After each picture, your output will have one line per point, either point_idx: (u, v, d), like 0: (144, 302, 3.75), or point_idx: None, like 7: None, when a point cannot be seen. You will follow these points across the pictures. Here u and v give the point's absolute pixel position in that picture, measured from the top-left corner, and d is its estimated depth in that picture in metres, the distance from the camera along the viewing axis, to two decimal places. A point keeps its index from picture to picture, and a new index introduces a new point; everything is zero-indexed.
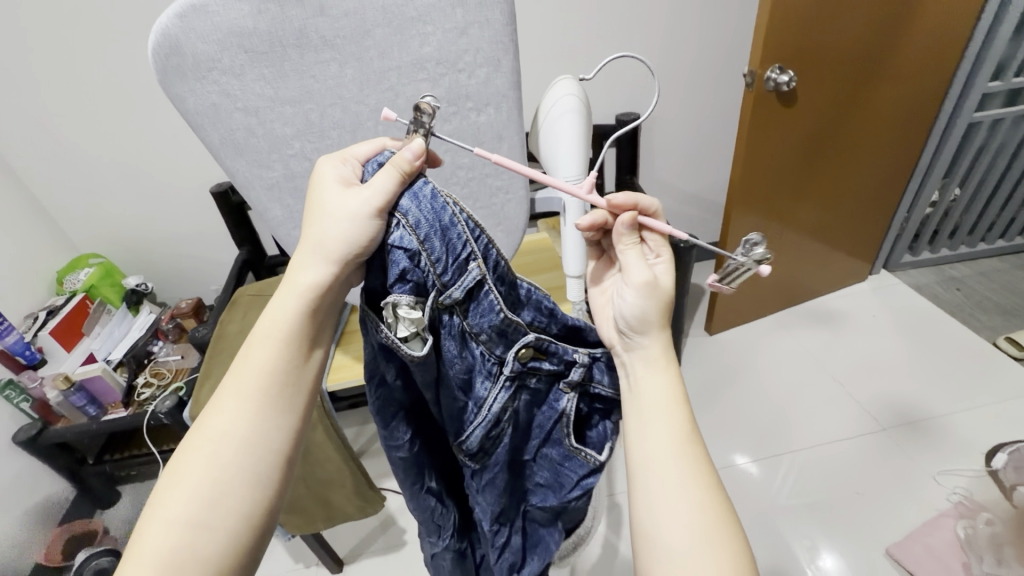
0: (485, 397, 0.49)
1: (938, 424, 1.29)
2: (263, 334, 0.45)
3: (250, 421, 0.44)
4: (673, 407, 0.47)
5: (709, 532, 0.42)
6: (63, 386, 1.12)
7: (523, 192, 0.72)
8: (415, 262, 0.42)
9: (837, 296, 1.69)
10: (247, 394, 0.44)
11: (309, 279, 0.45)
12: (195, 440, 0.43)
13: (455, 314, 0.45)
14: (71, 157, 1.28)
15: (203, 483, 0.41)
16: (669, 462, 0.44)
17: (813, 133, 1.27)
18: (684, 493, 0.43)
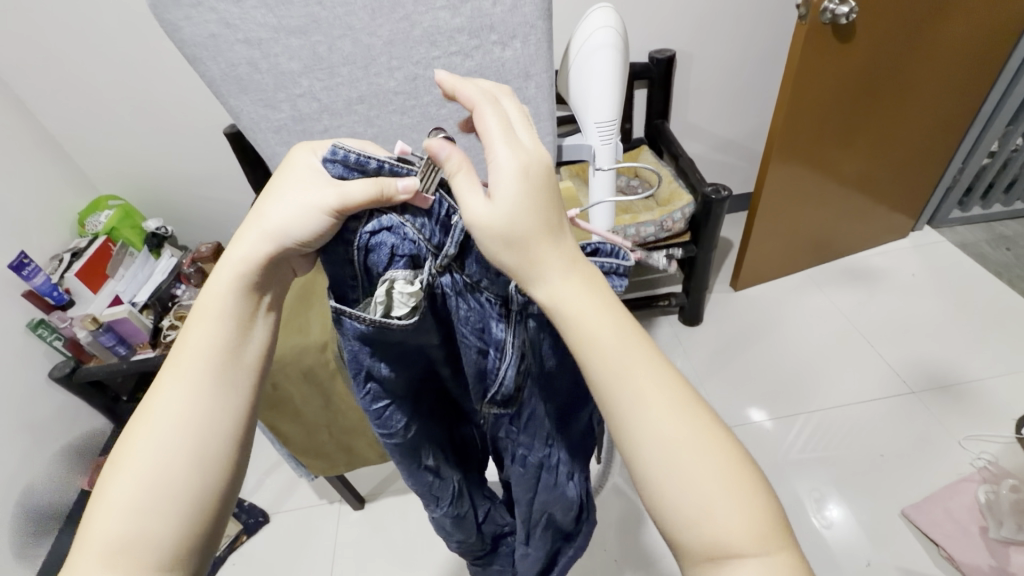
0: (505, 338, 0.42)
1: (969, 387, 1.25)
2: (210, 309, 0.41)
3: (207, 398, 0.38)
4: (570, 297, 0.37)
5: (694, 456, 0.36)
6: (92, 326, 1.15)
7: (551, 137, 0.66)
8: (399, 235, 0.38)
9: (875, 253, 1.60)
10: (198, 368, 0.39)
11: (245, 253, 0.41)
12: (143, 425, 0.37)
13: (454, 271, 0.41)
14: (82, 95, 1.24)
15: (147, 465, 0.36)
16: (626, 371, 0.37)
17: (869, 72, 1.15)
18: (654, 405, 0.36)
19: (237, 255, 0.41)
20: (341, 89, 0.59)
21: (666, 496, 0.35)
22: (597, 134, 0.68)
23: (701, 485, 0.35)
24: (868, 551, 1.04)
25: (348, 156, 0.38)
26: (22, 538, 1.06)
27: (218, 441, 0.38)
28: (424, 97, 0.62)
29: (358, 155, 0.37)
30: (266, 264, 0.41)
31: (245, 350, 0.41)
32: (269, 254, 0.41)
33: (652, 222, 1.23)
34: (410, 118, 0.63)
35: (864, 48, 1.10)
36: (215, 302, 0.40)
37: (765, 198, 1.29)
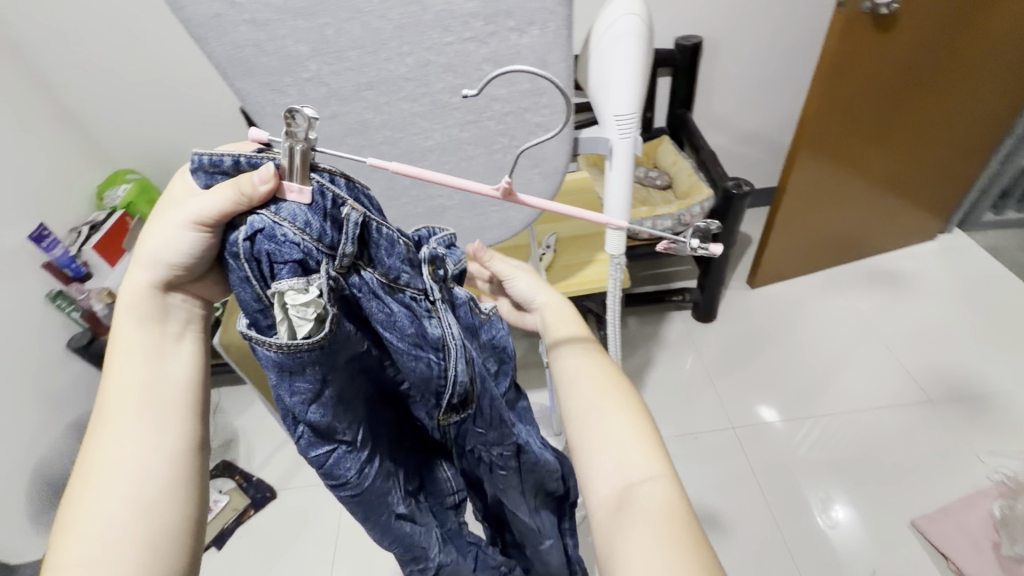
0: (441, 336, 0.43)
1: (993, 400, 1.21)
2: (125, 351, 0.40)
3: (143, 442, 0.38)
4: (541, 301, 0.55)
5: (606, 397, 0.47)
6: (108, 299, 1.21)
7: (564, 129, 0.57)
8: (275, 240, 0.36)
9: (900, 255, 1.55)
10: (125, 411, 0.38)
11: (148, 292, 0.40)
12: (85, 476, 0.37)
13: (363, 268, 0.40)
14: (102, 68, 1.24)
15: (87, 518, 0.35)
16: (578, 375, 0.49)
17: (908, 67, 1.10)
18: (597, 397, 0.48)
19: (136, 293, 0.40)
20: (349, 74, 0.53)
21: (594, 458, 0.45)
22: (616, 127, 0.63)
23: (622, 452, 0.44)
24: (874, 558, 1.02)
25: (206, 159, 0.37)
26: (39, 499, 1.10)
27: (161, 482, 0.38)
28: (435, 85, 0.54)
29: (213, 154, 0.37)
30: (161, 294, 0.41)
31: (173, 385, 0.40)
32: (167, 281, 0.41)
33: (671, 216, 1.19)
34: (421, 105, 0.56)
35: (905, 39, 1.04)
36: (130, 341, 0.40)
37: (790, 194, 1.25)
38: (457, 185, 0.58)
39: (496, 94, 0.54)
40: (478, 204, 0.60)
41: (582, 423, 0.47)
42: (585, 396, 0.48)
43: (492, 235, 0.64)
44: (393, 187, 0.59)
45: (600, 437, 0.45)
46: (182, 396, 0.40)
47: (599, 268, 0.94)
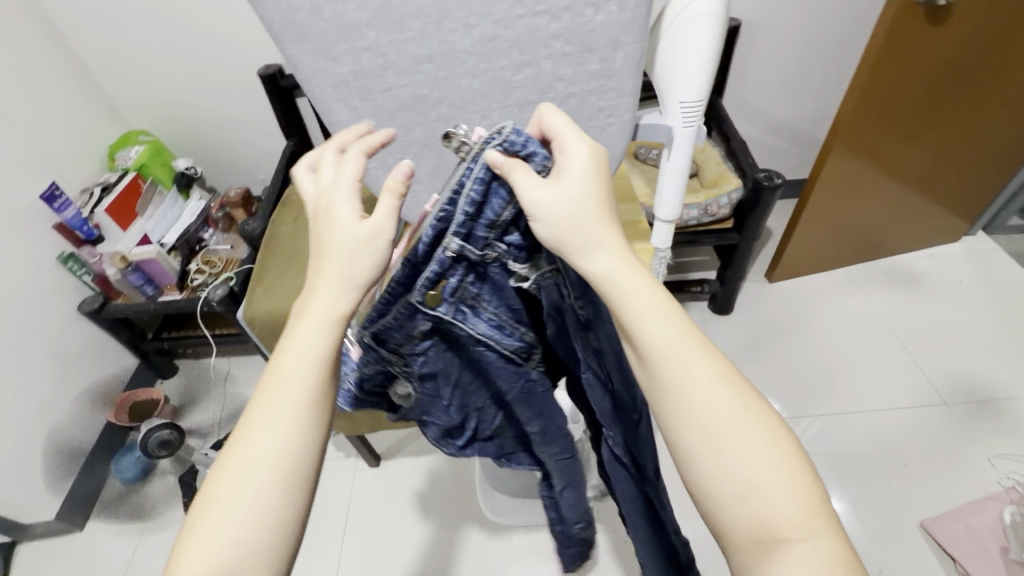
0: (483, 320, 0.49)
1: (1008, 406, 1.20)
2: (297, 359, 0.40)
3: (282, 447, 0.39)
4: (594, 249, 0.40)
5: (687, 354, 0.39)
6: (121, 265, 1.17)
7: (629, 116, 0.55)
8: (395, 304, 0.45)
9: (922, 255, 1.53)
10: (278, 416, 0.39)
11: (330, 310, 0.41)
12: (237, 468, 0.38)
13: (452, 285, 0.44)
14: (114, 22, 1.18)
15: (239, 507, 0.38)
16: (681, 358, 0.39)
17: (956, 61, 1.05)
18: (704, 380, 0.39)
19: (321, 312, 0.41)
20: (409, 45, 0.49)
21: (713, 479, 0.38)
22: (680, 114, 0.63)
23: (756, 476, 0.37)
24: (880, 558, 1.03)
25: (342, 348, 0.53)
26: (54, 460, 1.11)
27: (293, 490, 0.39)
28: (500, 61, 0.50)
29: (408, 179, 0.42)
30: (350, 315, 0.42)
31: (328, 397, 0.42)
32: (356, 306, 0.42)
33: (697, 205, 1.18)
34: (480, 83, 0.52)
35: (954, 35, 1.00)
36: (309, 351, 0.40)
37: (818, 188, 1.22)
38: None
39: (563, 74, 0.51)
40: None
41: (666, 392, 0.39)
42: (661, 359, 0.39)
43: None
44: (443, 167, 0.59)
45: (726, 455, 0.37)
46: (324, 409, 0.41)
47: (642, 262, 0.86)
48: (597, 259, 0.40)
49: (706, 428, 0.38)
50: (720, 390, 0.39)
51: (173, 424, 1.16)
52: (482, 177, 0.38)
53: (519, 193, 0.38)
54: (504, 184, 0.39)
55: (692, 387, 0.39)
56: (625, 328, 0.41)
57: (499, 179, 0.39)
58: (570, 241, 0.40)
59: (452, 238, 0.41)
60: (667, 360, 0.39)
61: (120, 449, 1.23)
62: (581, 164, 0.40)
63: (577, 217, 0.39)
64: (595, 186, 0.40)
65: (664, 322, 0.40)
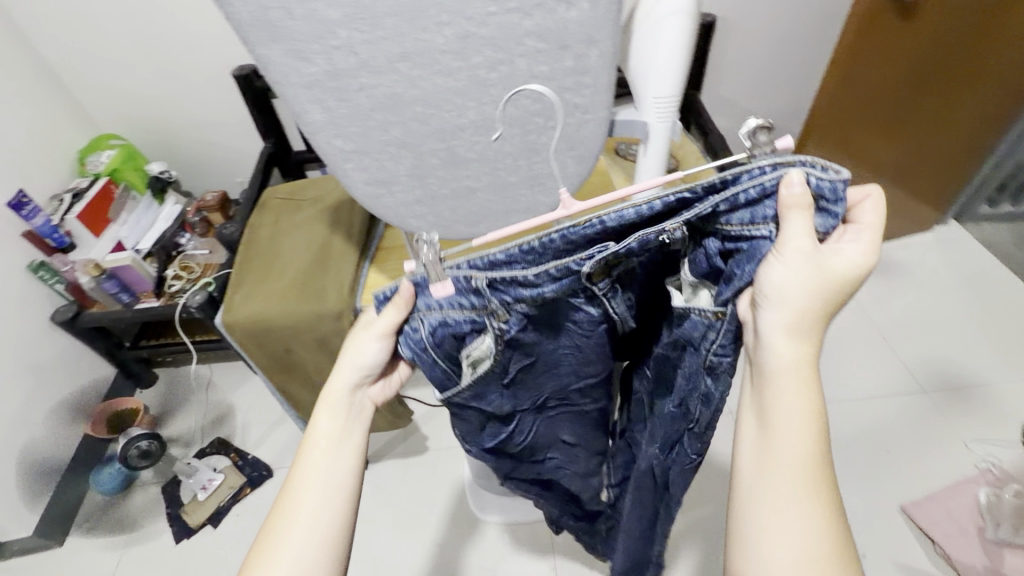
0: (598, 312, 0.47)
1: (981, 390, 1.24)
2: (318, 438, 0.51)
3: (320, 514, 0.48)
4: (776, 316, 0.39)
5: (809, 485, 0.38)
6: (94, 272, 1.13)
7: (605, 110, 0.50)
8: (512, 276, 0.43)
9: (898, 245, 1.56)
10: (309, 488, 0.49)
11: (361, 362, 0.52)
12: (301, 474, 0.50)
13: (603, 278, 0.43)
14: (81, 24, 1.15)
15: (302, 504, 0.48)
16: (799, 486, 0.38)
17: (927, 56, 1.08)
18: (814, 519, 0.37)
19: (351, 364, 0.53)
20: (383, 44, 0.43)
21: None
22: (654, 110, 0.61)
23: None
24: (864, 542, 1.05)
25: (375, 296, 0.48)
26: (30, 474, 1.07)
27: (351, 487, 0.50)
28: (474, 59, 0.44)
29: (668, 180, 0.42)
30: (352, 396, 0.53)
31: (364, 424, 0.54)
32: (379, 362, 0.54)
33: None
34: (456, 81, 0.45)
35: (926, 31, 1.02)
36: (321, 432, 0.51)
37: None
38: (489, 163, 0.53)
39: (539, 71, 0.45)
40: (509, 186, 0.55)
41: (769, 502, 0.38)
42: (779, 470, 0.39)
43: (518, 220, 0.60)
44: (421, 165, 0.52)
45: None
46: (349, 481, 0.50)
47: None
48: (787, 348, 0.39)
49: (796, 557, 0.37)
50: (823, 533, 0.37)
51: (156, 435, 1.15)
52: (762, 190, 0.37)
53: (787, 236, 0.37)
54: (777, 221, 0.38)
55: (791, 513, 0.38)
56: (762, 417, 0.40)
57: (778, 206, 0.37)
58: (788, 322, 0.38)
59: (680, 223, 0.39)
60: (787, 471, 0.38)
61: (99, 460, 1.20)
62: (850, 264, 0.38)
63: (802, 291, 0.38)
64: (851, 288, 0.39)
65: (801, 443, 0.39)
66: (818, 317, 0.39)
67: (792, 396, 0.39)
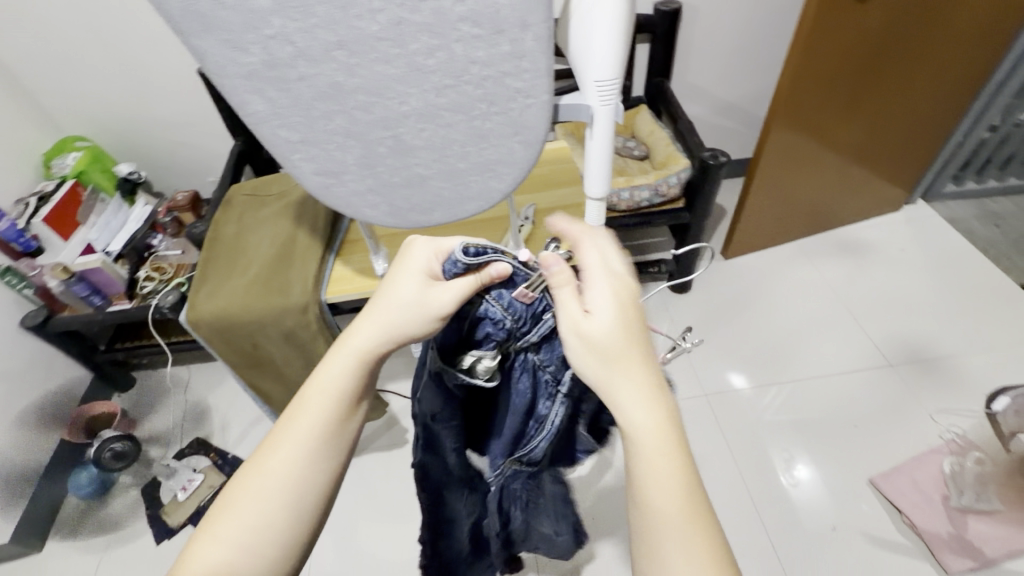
0: (547, 413, 0.54)
1: (947, 363, 1.27)
2: (330, 387, 0.46)
3: (309, 469, 0.45)
4: (626, 392, 0.41)
5: (686, 532, 0.38)
6: (63, 276, 1.11)
7: (547, 96, 0.51)
8: (492, 319, 0.47)
9: (867, 225, 1.59)
10: (303, 443, 0.45)
11: (363, 347, 0.47)
12: (263, 465, 0.44)
13: (529, 351, 0.50)
14: (38, 24, 1.13)
15: (256, 503, 0.43)
16: (681, 536, 0.38)
17: (882, 37, 1.10)
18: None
19: (353, 347, 0.47)
20: (317, 32, 0.43)
21: None
22: (597, 93, 0.62)
23: None
24: (833, 515, 1.08)
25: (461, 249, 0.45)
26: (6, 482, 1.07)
27: (315, 496, 0.45)
28: (410, 46, 0.45)
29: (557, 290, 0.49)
30: (378, 356, 0.48)
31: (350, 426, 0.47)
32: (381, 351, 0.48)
33: (648, 186, 1.20)
34: (395, 68, 0.46)
35: (879, 12, 1.05)
36: (333, 380, 0.46)
37: (764, 163, 1.25)
38: (436, 151, 0.54)
39: (476, 57, 0.46)
40: (459, 172, 0.57)
41: (660, 560, 0.38)
42: (664, 527, 0.38)
43: (472, 206, 0.61)
44: (368, 154, 0.54)
45: None
46: (345, 443, 0.47)
47: None
48: (646, 414, 0.40)
49: None
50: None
51: (130, 436, 1.15)
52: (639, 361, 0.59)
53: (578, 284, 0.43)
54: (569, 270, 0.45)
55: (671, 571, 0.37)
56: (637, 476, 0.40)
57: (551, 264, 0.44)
58: (613, 378, 0.42)
59: None
60: (658, 528, 0.38)
61: (77, 465, 1.19)
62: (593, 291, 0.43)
63: (607, 344, 0.42)
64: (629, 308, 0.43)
65: (678, 502, 0.39)
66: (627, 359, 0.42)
67: (660, 442, 0.40)
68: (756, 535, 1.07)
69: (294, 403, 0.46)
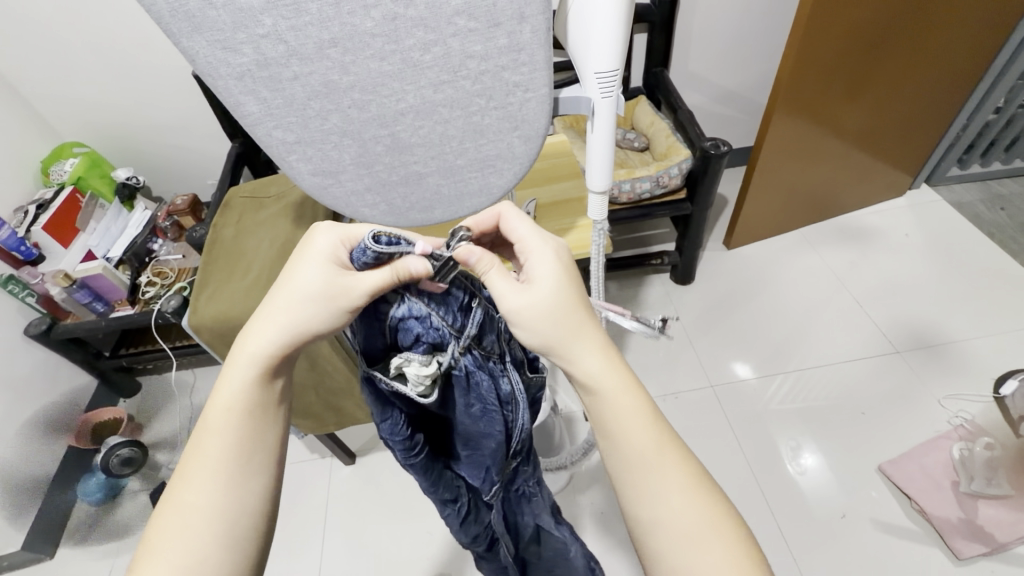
0: (512, 393, 0.52)
1: (954, 349, 1.26)
2: (234, 403, 0.45)
3: (236, 487, 0.43)
4: (587, 358, 0.46)
5: (661, 460, 0.44)
6: (65, 283, 1.11)
7: (546, 89, 0.51)
8: (425, 325, 0.47)
9: (870, 211, 1.58)
10: (221, 462, 0.44)
11: (260, 349, 0.46)
12: (180, 502, 0.42)
13: (473, 350, 0.49)
14: (31, 30, 1.12)
15: (183, 542, 0.41)
16: (648, 460, 0.44)
17: (884, 17, 1.08)
18: (673, 489, 0.43)
19: (249, 350, 0.46)
20: (309, 30, 0.42)
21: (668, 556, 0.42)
22: (597, 85, 0.61)
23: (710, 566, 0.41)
24: (842, 502, 1.08)
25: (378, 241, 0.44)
26: (15, 492, 1.07)
27: (250, 515, 0.44)
28: (405, 41, 0.44)
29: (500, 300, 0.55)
30: (283, 356, 0.47)
31: (269, 434, 0.46)
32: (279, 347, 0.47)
33: (649, 177, 1.18)
34: (390, 65, 0.46)
35: None
36: (234, 393, 0.45)
37: (766, 151, 1.24)
38: (434, 148, 0.54)
39: (472, 51, 0.45)
40: (458, 169, 0.56)
41: (639, 487, 0.44)
42: (634, 458, 0.44)
43: (472, 203, 0.61)
44: (366, 153, 0.53)
45: (679, 547, 0.42)
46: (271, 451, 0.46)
47: (582, 235, 0.88)
48: (586, 360, 0.46)
49: (682, 529, 0.42)
50: (693, 504, 0.43)
51: (135, 441, 1.15)
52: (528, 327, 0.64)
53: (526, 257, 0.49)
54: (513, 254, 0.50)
55: (656, 489, 0.44)
56: (600, 424, 0.46)
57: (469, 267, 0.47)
58: (559, 344, 0.46)
59: None
60: (644, 464, 0.44)
61: (86, 471, 1.20)
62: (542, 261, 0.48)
63: (553, 318, 0.46)
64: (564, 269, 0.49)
65: (638, 434, 0.45)
66: (575, 316, 0.47)
67: (601, 379, 0.46)
68: (764, 524, 1.06)
69: (198, 430, 0.45)
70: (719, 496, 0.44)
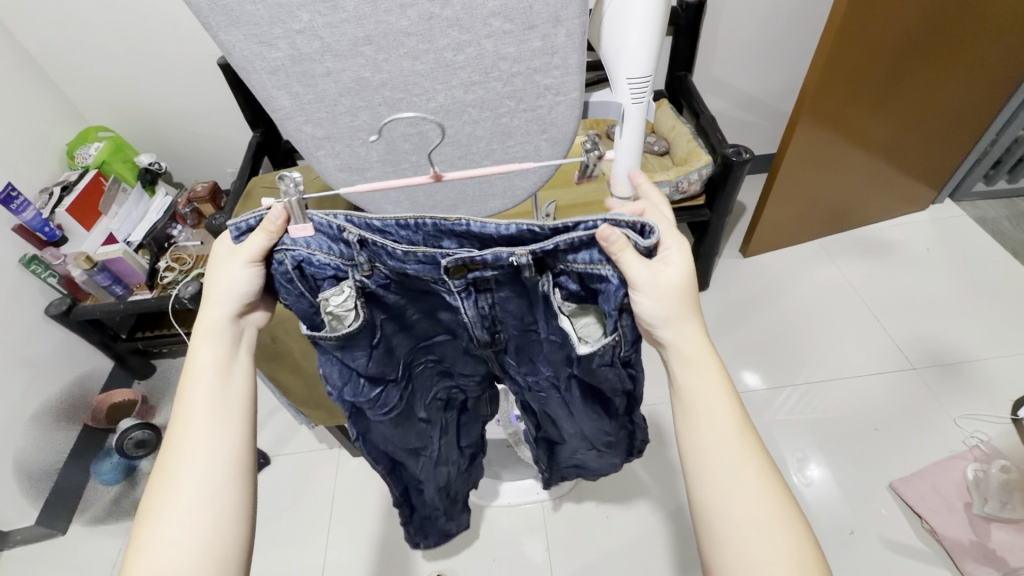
0: (458, 306, 0.50)
1: (971, 368, 1.24)
2: (198, 368, 0.49)
3: (214, 442, 0.47)
4: (689, 329, 0.48)
5: (740, 443, 0.47)
6: (85, 265, 1.13)
7: (577, 92, 0.50)
8: (314, 265, 0.47)
9: (892, 224, 1.55)
10: (193, 428, 0.47)
11: (213, 319, 0.49)
12: (167, 466, 0.46)
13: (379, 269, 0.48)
14: (62, 14, 1.13)
15: (173, 500, 0.44)
16: (728, 438, 0.47)
17: (920, 22, 1.06)
18: (739, 470, 0.46)
19: (206, 320, 0.50)
20: (345, 27, 0.42)
21: (736, 547, 0.44)
22: (628, 91, 0.61)
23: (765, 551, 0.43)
24: (850, 518, 1.07)
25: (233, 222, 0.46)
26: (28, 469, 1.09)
27: (229, 471, 0.47)
28: (439, 41, 0.44)
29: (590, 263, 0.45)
30: (235, 320, 0.51)
31: (238, 398, 0.49)
32: (237, 311, 0.50)
33: (668, 182, 1.17)
34: (422, 64, 0.46)
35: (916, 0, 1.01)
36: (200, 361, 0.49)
37: (789, 159, 1.22)
38: (461, 148, 0.54)
39: (505, 53, 0.45)
40: (482, 170, 0.56)
41: (709, 463, 0.46)
42: (712, 433, 0.47)
43: (495, 203, 0.62)
44: (393, 151, 0.53)
45: (733, 525, 0.45)
46: (241, 412, 0.49)
47: None
48: (687, 339, 0.48)
49: (741, 514, 0.44)
50: (787, 538, 0.44)
51: (147, 425, 1.16)
52: (590, 229, 0.43)
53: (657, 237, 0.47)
54: (614, 262, 0.44)
55: (726, 473, 0.46)
56: (684, 395, 0.49)
57: (606, 252, 0.44)
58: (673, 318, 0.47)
59: (525, 251, 0.44)
60: (720, 441, 0.46)
61: (99, 450, 1.22)
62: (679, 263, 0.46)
63: (678, 299, 0.46)
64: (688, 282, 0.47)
65: (721, 408, 0.48)
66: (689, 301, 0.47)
67: (691, 348, 0.48)
68: None
69: (176, 401, 0.48)
70: (778, 486, 0.46)
